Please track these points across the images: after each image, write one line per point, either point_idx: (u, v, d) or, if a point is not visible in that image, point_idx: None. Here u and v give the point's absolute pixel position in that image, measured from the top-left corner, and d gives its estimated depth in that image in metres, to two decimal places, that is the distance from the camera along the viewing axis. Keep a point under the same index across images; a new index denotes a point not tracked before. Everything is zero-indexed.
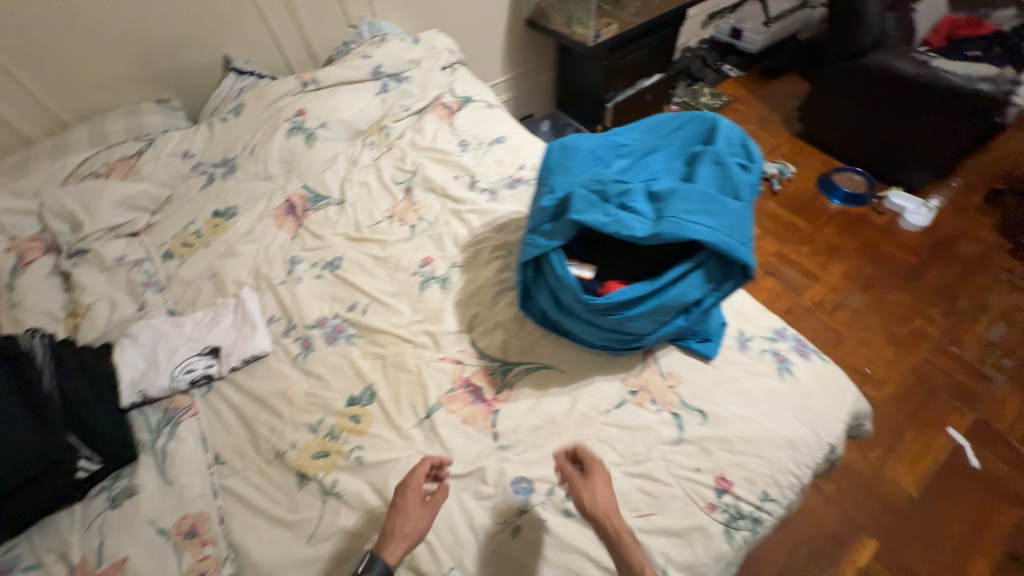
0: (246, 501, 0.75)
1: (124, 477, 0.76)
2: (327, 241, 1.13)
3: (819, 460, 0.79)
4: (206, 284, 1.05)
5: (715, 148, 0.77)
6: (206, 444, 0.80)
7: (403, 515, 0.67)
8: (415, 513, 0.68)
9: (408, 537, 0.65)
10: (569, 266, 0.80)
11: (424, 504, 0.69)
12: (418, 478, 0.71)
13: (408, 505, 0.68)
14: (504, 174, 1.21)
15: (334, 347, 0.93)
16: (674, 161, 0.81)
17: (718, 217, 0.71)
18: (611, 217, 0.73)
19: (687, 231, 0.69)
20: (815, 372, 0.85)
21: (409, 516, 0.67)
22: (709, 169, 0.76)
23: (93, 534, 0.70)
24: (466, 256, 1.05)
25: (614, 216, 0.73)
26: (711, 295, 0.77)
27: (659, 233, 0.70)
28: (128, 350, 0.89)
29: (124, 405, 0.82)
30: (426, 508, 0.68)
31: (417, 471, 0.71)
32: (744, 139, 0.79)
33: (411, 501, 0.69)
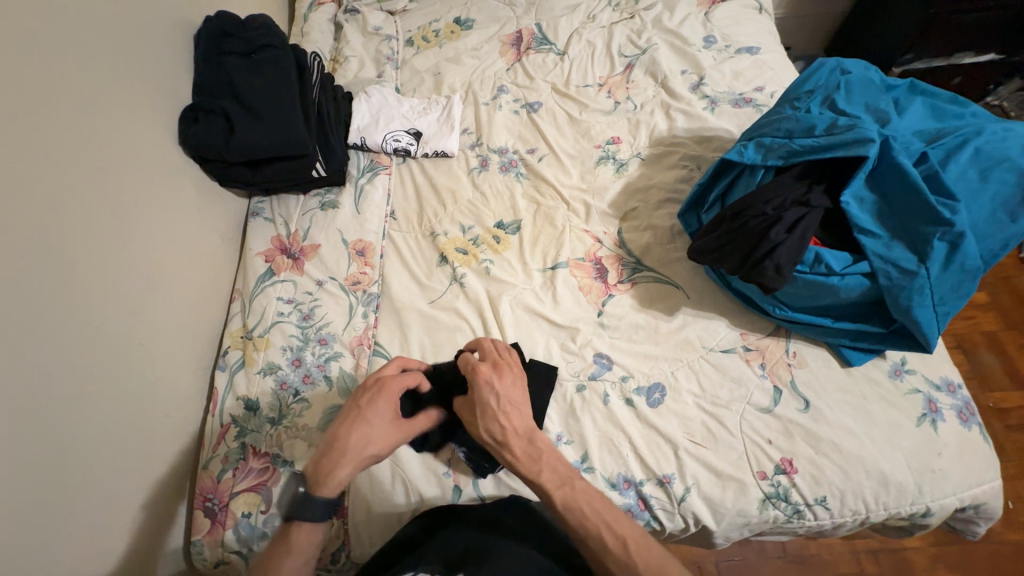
0: (399, 253, 0.93)
1: (332, 193, 0.99)
2: (536, 84, 1.15)
3: (902, 512, 0.72)
4: (429, 78, 1.18)
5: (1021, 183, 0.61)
6: (388, 199, 1.00)
7: (364, 425, 0.63)
8: (380, 429, 0.64)
9: (357, 458, 0.62)
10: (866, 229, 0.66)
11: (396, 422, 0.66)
12: (396, 383, 0.67)
13: (375, 409, 0.65)
14: (735, 89, 1.08)
15: (503, 176, 1.02)
16: (964, 166, 0.64)
17: (965, 270, 0.62)
18: (873, 221, 0.65)
19: (924, 277, 0.63)
20: (962, 443, 0.73)
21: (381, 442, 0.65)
22: (990, 208, 0.62)
23: (306, 219, 0.96)
24: (653, 152, 1.02)
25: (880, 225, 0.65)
26: (870, 325, 0.74)
27: (898, 246, 0.64)
28: (363, 103, 1.08)
29: (349, 142, 1.04)
30: (395, 431, 0.65)
31: (404, 378, 0.68)
32: None
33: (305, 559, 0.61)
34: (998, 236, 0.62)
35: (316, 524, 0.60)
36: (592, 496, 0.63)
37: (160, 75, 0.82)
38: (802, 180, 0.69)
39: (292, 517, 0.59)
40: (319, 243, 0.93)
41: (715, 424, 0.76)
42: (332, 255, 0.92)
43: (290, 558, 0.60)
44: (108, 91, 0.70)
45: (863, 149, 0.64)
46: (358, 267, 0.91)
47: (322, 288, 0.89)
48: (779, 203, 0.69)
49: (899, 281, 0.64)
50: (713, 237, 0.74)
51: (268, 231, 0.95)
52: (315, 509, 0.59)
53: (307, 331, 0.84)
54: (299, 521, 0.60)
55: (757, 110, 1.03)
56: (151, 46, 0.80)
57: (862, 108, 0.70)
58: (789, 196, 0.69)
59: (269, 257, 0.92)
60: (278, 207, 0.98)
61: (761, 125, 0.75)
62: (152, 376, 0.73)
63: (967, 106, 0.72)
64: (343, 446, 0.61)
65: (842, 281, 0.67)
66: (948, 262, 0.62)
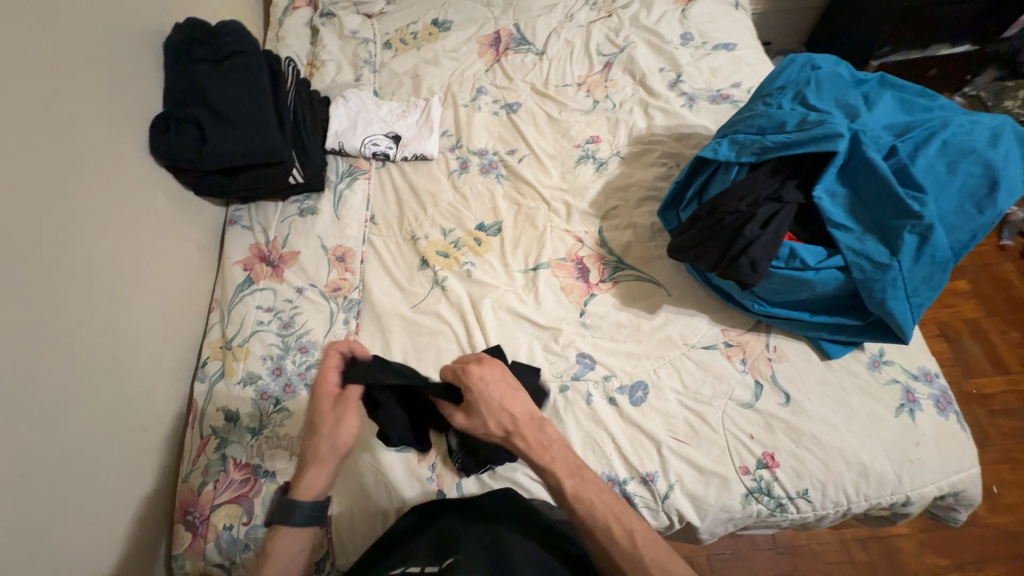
0: (380, 258, 0.93)
1: (311, 199, 0.98)
2: (515, 84, 1.15)
3: (883, 502, 0.72)
4: (407, 81, 1.17)
5: (987, 175, 0.62)
6: (368, 204, 0.99)
7: (318, 430, 0.62)
8: (330, 420, 0.62)
9: (326, 457, 0.61)
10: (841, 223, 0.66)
11: (340, 405, 0.63)
12: (327, 380, 0.64)
13: (320, 408, 0.63)
14: (712, 85, 1.08)
15: (484, 178, 1.02)
16: (932, 159, 0.64)
17: (936, 262, 0.63)
18: (844, 214, 0.66)
19: (895, 269, 0.63)
20: (940, 431, 0.74)
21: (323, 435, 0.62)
22: (957, 199, 0.63)
23: (285, 226, 0.95)
24: (632, 150, 1.02)
25: (851, 218, 0.66)
26: (848, 318, 0.75)
27: (868, 239, 0.65)
28: (340, 107, 1.07)
29: (327, 147, 1.03)
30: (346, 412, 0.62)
31: (326, 368, 0.65)
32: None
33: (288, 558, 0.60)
34: (967, 227, 0.62)
35: (299, 529, 0.60)
36: (590, 489, 0.62)
37: (129, 84, 0.80)
38: (775, 176, 0.70)
39: (276, 524, 0.59)
40: (298, 250, 0.92)
41: (698, 420, 0.76)
42: (311, 262, 0.91)
43: (271, 565, 0.59)
44: (75, 101, 0.69)
45: (833, 144, 0.64)
46: (339, 274, 0.90)
47: (302, 295, 0.88)
48: (754, 199, 0.69)
49: (872, 274, 0.65)
50: (690, 234, 0.74)
51: (246, 240, 0.94)
52: (298, 515, 0.59)
53: (287, 339, 0.83)
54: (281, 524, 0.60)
55: (734, 106, 1.03)
56: (120, 55, 0.79)
57: (833, 103, 0.71)
58: (764, 192, 0.69)
59: (248, 266, 0.91)
60: (256, 215, 0.97)
61: (735, 122, 0.76)
62: (129, 391, 0.71)
63: (935, 99, 0.72)
64: (313, 452, 0.61)
65: (816, 275, 0.67)
66: (919, 254, 0.63)
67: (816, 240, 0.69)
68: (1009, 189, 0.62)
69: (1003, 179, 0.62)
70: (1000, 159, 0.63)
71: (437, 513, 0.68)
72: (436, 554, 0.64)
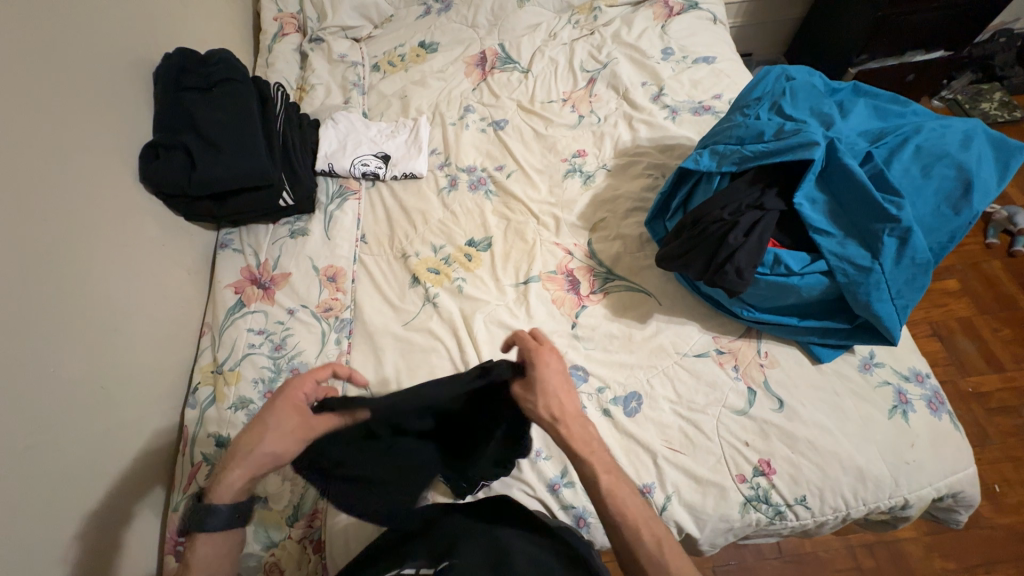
0: (371, 277, 0.93)
1: (301, 221, 0.99)
2: (501, 102, 1.17)
3: (881, 506, 0.72)
4: (396, 102, 1.20)
5: (961, 177, 0.64)
6: (358, 224, 1.00)
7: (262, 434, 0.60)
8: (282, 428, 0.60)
9: (252, 462, 0.59)
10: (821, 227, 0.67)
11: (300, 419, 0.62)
12: (299, 390, 0.63)
13: (277, 414, 0.61)
14: (694, 98, 1.11)
15: (473, 194, 1.03)
16: (907, 163, 0.66)
17: (916, 264, 0.64)
18: (824, 219, 0.67)
19: (877, 272, 0.64)
20: (934, 431, 0.74)
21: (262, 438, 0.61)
22: (933, 202, 0.64)
23: (276, 248, 0.96)
24: (618, 162, 1.04)
25: (831, 223, 0.67)
26: (836, 322, 0.76)
27: (849, 243, 0.66)
28: (330, 129, 1.08)
29: (317, 169, 1.04)
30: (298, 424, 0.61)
31: (305, 378, 0.64)
32: (997, 166, 0.65)
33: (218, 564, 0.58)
34: (946, 228, 0.64)
35: (216, 533, 0.58)
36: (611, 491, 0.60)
37: (118, 114, 0.81)
38: (755, 185, 0.71)
39: (190, 530, 0.57)
40: (289, 271, 0.92)
41: (692, 429, 0.76)
42: (303, 283, 0.91)
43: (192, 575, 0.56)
44: (63, 132, 0.70)
45: (809, 153, 0.66)
46: (330, 293, 0.90)
47: (293, 316, 0.88)
48: (736, 208, 0.70)
49: (855, 278, 0.66)
50: (676, 244, 0.75)
51: (237, 263, 0.94)
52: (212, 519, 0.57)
53: (279, 361, 0.83)
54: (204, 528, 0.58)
55: (716, 117, 1.06)
56: (110, 86, 0.80)
57: (808, 112, 0.72)
58: (745, 201, 0.70)
59: (239, 289, 0.91)
60: (247, 238, 0.98)
61: (715, 133, 0.77)
62: (117, 419, 0.71)
63: (908, 105, 0.74)
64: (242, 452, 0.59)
65: (801, 280, 0.68)
66: (899, 256, 0.64)
67: (800, 246, 0.70)
68: (984, 190, 0.63)
69: (977, 180, 0.63)
70: (973, 161, 0.64)
71: (437, 528, 0.65)
72: (435, 555, 0.60)
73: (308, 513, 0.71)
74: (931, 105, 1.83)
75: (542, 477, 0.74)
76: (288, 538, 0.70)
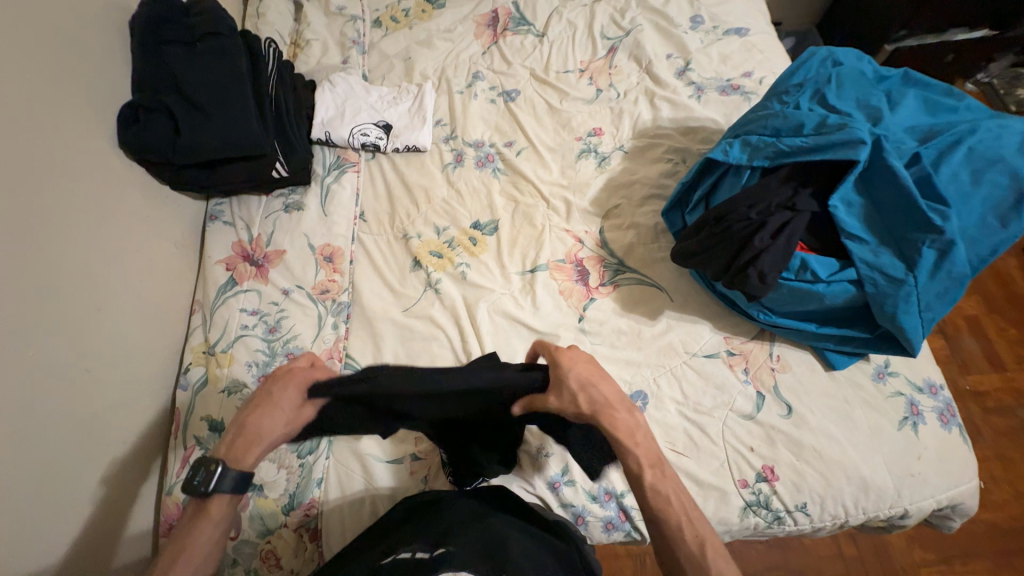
0: (371, 258, 0.88)
1: (297, 193, 0.93)
2: (513, 69, 1.08)
3: (880, 514, 0.72)
4: (399, 64, 1.10)
5: (1014, 185, 0.59)
6: (357, 199, 0.94)
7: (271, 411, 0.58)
8: (290, 417, 0.59)
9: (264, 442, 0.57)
10: (854, 231, 0.63)
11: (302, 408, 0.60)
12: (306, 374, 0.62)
13: (285, 398, 0.59)
14: (722, 74, 1.02)
15: (479, 172, 0.97)
16: (956, 166, 0.61)
17: (951, 279, 0.60)
18: (857, 224, 0.62)
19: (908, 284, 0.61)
20: (943, 444, 0.73)
21: (276, 420, 0.58)
22: (978, 211, 0.60)
23: (269, 222, 0.90)
24: (637, 144, 0.97)
25: (865, 228, 0.62)
26: (855, 331, 0.73)
27: (881, 251, 0.62)
28: (327, 92, 1.00)
29: (313, 137, 0.97)
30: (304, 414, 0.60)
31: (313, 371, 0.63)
32: None
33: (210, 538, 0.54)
34: (988, 241, 0.59)
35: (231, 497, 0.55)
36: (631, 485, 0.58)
37: (89, 67, 0.73)
38: (788, 183, 0.66)
39: (206, 491, 0.53)
40: (283, 249, 0.88)
41: (697, 432, 0.75)
42: (298, 262, 0.87)
43: (203, 533, 0.53)
44: (33, 94, 0.63)
45: (855, 152, 0.60)
46: (327, 274, 0.86)
47: (288, 297, 0.84)
48: (764, 207, 0.65)
49: (884, 289, 0.62)
50: (695, 241, 0.70)
51: (228, 237, 0.89)
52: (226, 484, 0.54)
53: (273, 345, 0.80)
54: (217, 495, 0.54)
55: (744, 97, 0.98)
56: (85, 40, 0.72)
57: (854, 104, 0.66)
58: (774, 200, 0.65)
59: (231, 266, 0.87)
60: (239, 210, 0.92)
61: (749, 119, 0.71)
62: (103, 401, 0.68)
63: (963, 99, 0.68)
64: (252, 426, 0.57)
65: (828, 287, 0.64)
66: (935, 268, 0.60)
67: (832, 251, 0.66)
68: None
69: None
70: None
71: (437, 513, 0.64)
72: (431, 539, 0.58)
73: (305, 502, 0.70)
74: (965, 88, 1.72)
75: (543, 475, 0.72)
76: (284, 527, 0.69)
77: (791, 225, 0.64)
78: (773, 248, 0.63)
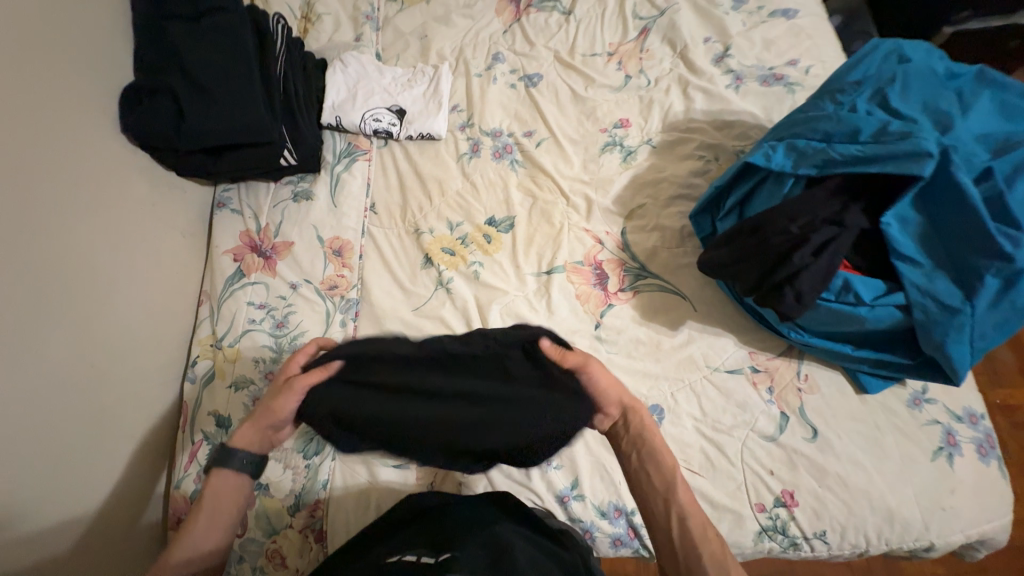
0: (381, 253, 0.85)
1: (306, 181, 0.89)
2: (536, 51, 1.00)
3: (904, 547, 0.68)
4: (415, 43, 1.03)
5: None
6: (367, 190, 0.90)
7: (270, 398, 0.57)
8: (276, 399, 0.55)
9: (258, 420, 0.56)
10: (908, 252, 0.57)
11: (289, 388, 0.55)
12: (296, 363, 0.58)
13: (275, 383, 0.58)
14: (765, 62, 0.94)
15: (496, 164, 0.91)
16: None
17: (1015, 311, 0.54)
18: (911, 245, 0.57)
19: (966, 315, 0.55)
20: (979, 478, 0.68)
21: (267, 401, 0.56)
22: None
23: (278, 212, 0.87)
24: (666, 139, 0.90)
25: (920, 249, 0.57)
26: (893, 356, 0.68)
27: (937, 277, 0.56)
28: (338, 73, 0.95)
29: (323, 122, 0.92)
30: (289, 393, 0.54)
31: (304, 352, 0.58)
32: None
33: (216, 515, 0.54)
34: None
35: (233, 474, 0.55)
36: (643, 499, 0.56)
37: (82, 48, 0.69)
38: (836, 196, 0.60)
39: (211, 466, 0.55)
40: (291, 241, 0.85)
41: (714, 451, 0.72)
42: (306, 255, 0.84)
43: (208, 509, 0.54)
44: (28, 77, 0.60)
45: (920, 166, 0.53)
46: (335, 269, 0.83)
47: (296, 292, 0.81)
48: (808, 221, 0.59)
49: (936, 317, 0.56)
50: (727, 252, 0.65)
51: (236, 226, 0.86)
52: (233, 460, 0.55)
53: (280, 341, 0.78)
54: (219, 470, 0.55)
55: (788, 89, 0.90)
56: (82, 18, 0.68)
57: (920, 109, 0.59)
58: (819, 213, 0.59)
59: (238, 256, 0.84)
60: (247, 198, 0.89)
61: (797, 120, 0.64)
62: (111, 395, 0.67)
63: None
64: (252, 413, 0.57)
65: (871, 311, 0.59)
66: (998, 299, 0.54)
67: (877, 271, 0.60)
68: None
69: None
70: None
71: (440, 516, 0.63)
72: (434, 545, 0.57)
73: (310, 503, 0.70)
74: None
75: (551, 487, 0.71)
76: (289, 527, 0.69)
77: (836, 241, 0.58)
78: (814, 265, 0.58)
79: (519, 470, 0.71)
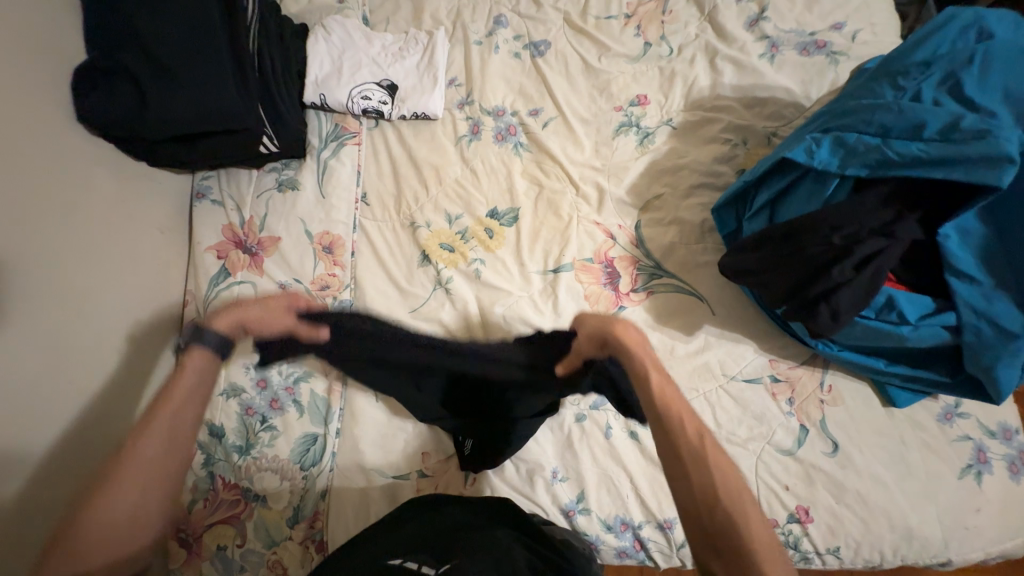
0: (374, 249, 0.79)
1: (291, 168, 0.82)
2: (544, 13, 0.88)
3: (920, 564, 0.66)
4: (406, 4, 0.91)
5: None
6: (358, 178, 0.82)
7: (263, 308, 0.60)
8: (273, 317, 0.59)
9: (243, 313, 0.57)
10: (959, 270, 0.52)
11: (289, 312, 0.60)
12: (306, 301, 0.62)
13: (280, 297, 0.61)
14: (805, 27, 0.82)
15: (499, 147, 0.83)
16: None
17: None
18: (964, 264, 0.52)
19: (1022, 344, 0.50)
20: (1007, 497, 0.65)
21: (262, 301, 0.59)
22: None
23: (262, 203, 0.80)
24: (688, 119, 0.81)
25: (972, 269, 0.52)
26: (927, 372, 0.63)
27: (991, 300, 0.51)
28: (320, 42, 0.84)
29: (305, 101, 0.83)
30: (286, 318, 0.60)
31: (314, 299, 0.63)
32: None
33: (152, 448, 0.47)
34: None
35: (210, 357, 0.53)
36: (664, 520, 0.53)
37: (20, 20, 0.60)
38: (887, 204, 0.52)
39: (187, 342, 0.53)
40: (279, 236, 0.78)
41: None
42: (294, 251, 0.78)
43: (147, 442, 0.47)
44: None
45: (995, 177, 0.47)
46: (327, 267, 0.77)
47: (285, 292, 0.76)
48: (849, 231, 0.52)
49: (988, 342, 0.51)
50: (755, 261, 0.58)
51: (217, 219, 0.80)
52: (206, 340, 0.53)
53: None
54: (195, 347, 0.53)
55: (830, 60, 0.79)
56: None
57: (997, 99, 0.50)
58: (862, 223, 0.52)
59: (221, 253, 0.78)
60: (228, 188, 0.81)
61: (848, 108, 0.55)
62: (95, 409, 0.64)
63: None
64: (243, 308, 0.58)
65: (913, 331, 0.54)
66: None
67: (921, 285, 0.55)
68: None
69: None
70: None
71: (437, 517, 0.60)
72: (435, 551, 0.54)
73: (309, 515, 0.68)
74: None
75: (556, 501, 0.68)
76: (289, 539, 0.67)
77: (879, 255, 0.51)
78: (852, 281, 0.52)
79: (522, 480, 0.69)
